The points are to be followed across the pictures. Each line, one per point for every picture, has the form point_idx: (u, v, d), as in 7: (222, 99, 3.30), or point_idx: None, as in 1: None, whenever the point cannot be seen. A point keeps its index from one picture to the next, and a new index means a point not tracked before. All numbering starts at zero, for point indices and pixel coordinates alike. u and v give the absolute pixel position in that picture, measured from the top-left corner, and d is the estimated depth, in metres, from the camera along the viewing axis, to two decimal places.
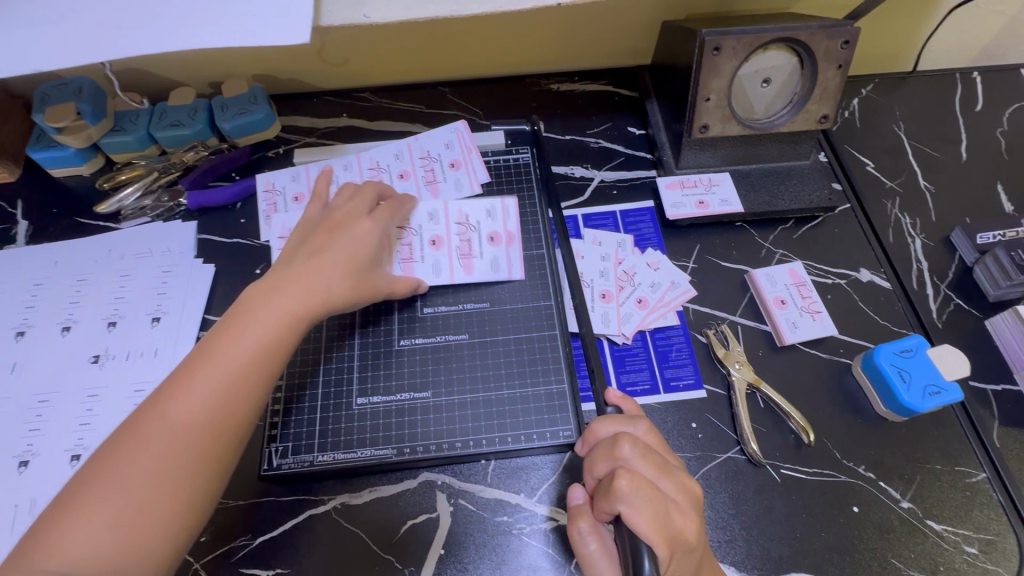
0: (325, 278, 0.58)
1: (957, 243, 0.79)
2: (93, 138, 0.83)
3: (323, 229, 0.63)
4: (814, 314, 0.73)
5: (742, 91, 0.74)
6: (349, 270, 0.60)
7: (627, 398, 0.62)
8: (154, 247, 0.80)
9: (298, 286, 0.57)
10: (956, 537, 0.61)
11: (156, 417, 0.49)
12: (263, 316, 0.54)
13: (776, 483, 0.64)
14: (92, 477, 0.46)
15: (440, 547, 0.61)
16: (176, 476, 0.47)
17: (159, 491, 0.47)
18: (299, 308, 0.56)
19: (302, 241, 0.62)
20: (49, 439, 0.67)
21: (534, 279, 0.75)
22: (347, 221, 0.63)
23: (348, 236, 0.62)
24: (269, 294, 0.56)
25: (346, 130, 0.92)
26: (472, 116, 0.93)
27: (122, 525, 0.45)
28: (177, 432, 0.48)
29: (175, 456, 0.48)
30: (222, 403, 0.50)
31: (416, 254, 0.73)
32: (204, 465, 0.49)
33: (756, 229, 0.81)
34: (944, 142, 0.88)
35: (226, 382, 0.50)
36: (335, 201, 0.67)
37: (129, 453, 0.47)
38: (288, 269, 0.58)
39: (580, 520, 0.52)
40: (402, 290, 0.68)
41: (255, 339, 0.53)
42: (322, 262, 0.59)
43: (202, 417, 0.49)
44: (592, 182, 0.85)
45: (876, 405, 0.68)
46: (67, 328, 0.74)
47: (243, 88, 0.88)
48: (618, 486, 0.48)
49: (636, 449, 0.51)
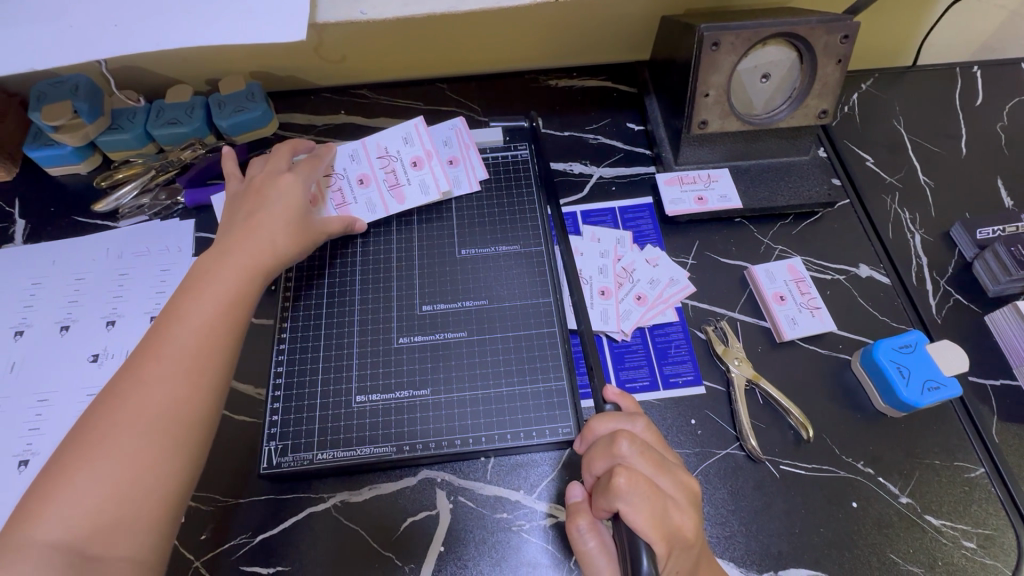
0: (271, 240, 0.62)
1: (957, 239, 0.79)
2: (90, 136, 0.83)
3: (253, 195, 0.66)
4: (813, 310, 0.73)
5: (741, 87, 0.74)
6: (292, 230, 0.65)
7: (625, 395, 0.62)
8: (152, 246, 0.80)
9: (245, 250, 0.61)
10: (954, 532, 0.61)
11: (127, 389, 0.50)
12: (213, 280, 0.58)
13: (775, 479, 0.64)
14: (71, 454, 0.48)
15: (440, 543, 0.61)
16: (153, 442, 0.49)
17: (138, 459, 0.48)
18: (248, 269, 0.60)
19: (235, 212, 0.66)
20: (49, 438, 0.67)
21: (535, 275, 0.74)
22: (276, 181, 0.67)
23: (279, 196, 0.66)
24: (220, 254, 0.60)
25: (344, 127, 0.92)
26: (471, 113, 0.92)
27: (106, 496, 0.47)
28: (149, 398, 0.50)
29: (154, 412, 0.50)
30: (189, 367, 0.52)
31: (350, 197, 0.76)
32: (178, 429, 0.50)
33: (756, 225, 0.81)
34: (944, 137, 0.88)
35: (193, 338, 0.54)
36: (253, 170, 0.70)
37: (105, 425, 0.49)
38: (231, 238, 0.62)
39: (579, 517, 0.53)
40: (338, 229, 0.70)
41: (211, 304, 0.56)
42: (261, 226, 0.63)
43: (173, 381, 0.51)
44: (591, 179, 0.85)
45: (875, 401, 0.68)
46: (66, 327, 0.74)
47: (240, 85, 0.87)
48: (617, 483, 0.48)
49: (635, 446, 0.51)
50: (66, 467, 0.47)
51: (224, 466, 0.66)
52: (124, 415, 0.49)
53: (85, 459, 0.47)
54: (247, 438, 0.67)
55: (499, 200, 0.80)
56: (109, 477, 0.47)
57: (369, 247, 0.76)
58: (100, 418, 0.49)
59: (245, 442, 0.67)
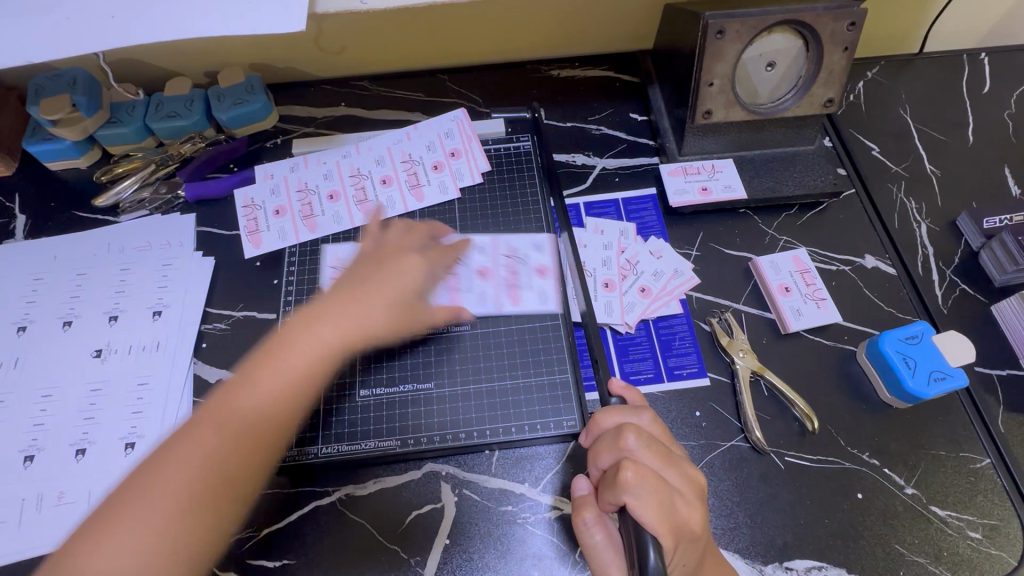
0: (376, 310, 0.58)
1: (963, 228, 0.78)
2: (89, 130, 0.83)
3: (376, 260, 0.63)
4: (819, 301, 0.73)
5: (745, 75, 0.73)
6: (400, 302, 0.60)
7: (631, 388, 0.62)
8: (154, 241, 0.80)
9: (357, 315, 0.56)
10: (960, 522, 0.61)
11: (186, 447, 0.47)
12: (302, 344, 0.53)
13: (780, 470, 0.64)
14: (113, 513, 0.45)
15: (445, 536, 0.62)
16: (203, 511, 0.46)
17: (177, 533, 0.45)
18: (331, 344, 0.54)
19: (352, 272, 0.62)
20: (53, 434, 0.67)
21: (533, 278, 0.73)
22: (403, 256, 0.64)
23: (401, 268, 0.62)
24: (313, 320, 0.55)
25: (344, 118, 0.91)
26: (472, 104, 0.91)
27: (138, 564, 0.43)
28: (208, 465, 0.47)
29: (195, 487, 0.46)
30: (251, 439, 0.49)
31: (317, 210, 0.78)
32: (222, 498, 0.47)
33: (760, 215, 0.80)
34: (951, 125, 0.87)
35: (255, 412, 0.50)
36: (391, 234, 0.68)
37: (152, 488, 0.45)
38: (343, 296, 0.58)
39: (585, 510, 0.52)
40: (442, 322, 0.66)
41: (291, 373, 0.52)
42: (378, 291, 0.59)
43: (235, 453, 0.48)
44: (594, 170, 0.84)
45: (881, 392, 0.68)
46: (68, 323, 0.74)
47: (239, 77, 0.87)
48: (624, 477, 0.48)
49: (641, 440, 0.51)
50: (109, 519, 0.44)
51: None
52: (179, 475, 0.46)
53: (130, 511, 0.45)
54: None
55: (501, 192, 0.80)
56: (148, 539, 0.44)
57: None
58: (155, 473, 0.46)
59: None
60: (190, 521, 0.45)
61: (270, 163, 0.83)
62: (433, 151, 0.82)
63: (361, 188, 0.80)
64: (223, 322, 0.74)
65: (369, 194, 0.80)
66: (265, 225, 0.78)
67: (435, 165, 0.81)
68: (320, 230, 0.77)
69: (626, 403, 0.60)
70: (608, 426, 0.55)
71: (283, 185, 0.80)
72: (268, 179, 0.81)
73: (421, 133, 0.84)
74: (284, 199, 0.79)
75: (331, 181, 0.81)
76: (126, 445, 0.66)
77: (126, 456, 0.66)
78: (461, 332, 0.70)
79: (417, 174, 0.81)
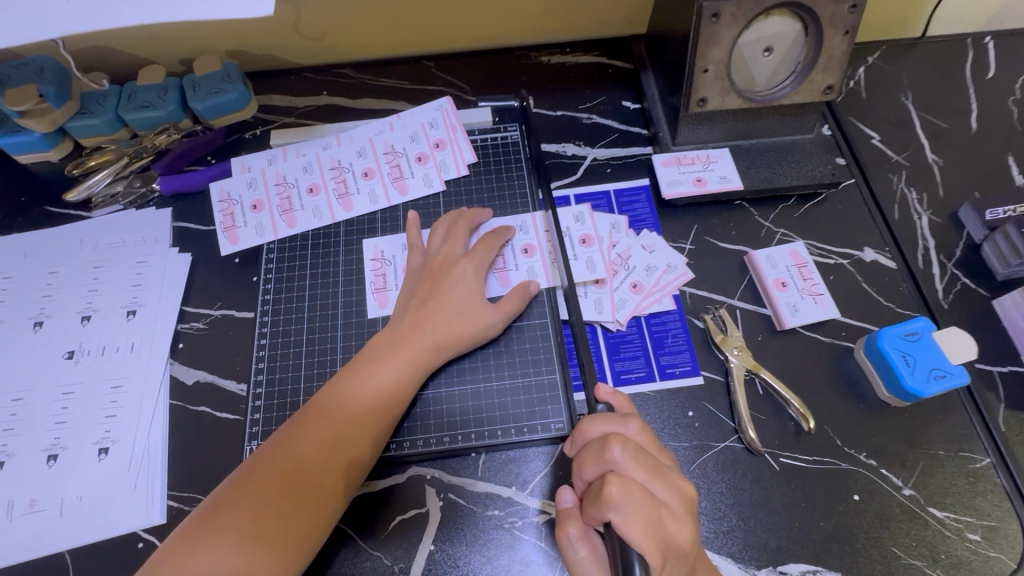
0: (438, 330, 0.63)
1: (965, 220, 0.76)
2: (59, 121, 0.79)
3: (430, 275, 0.67)
4: (816, 297, 0.70)
5: (742, 61, 0.70)
6: (462, 320, 0.64)
7: (618, 394, 0.59)
8: (128, 237, 0.77)
9: (420, 339, 0.63)
10: (959, 524, 0.60)
11: (284, 453, 0.55)
12: (380, 368, 0.61)
13: (774, 472, 0.62)
14: (236, 496, 0.53)
15: (430, 542, 0.60)
16: (298, 509, 0.53)
17: (285, 516, 0.52)
18: (408, 363, 0.61)
19: (412, 290, 0.67)
20: (24, 440, 0.64)
21: (520, 257, 0.72)
22: (454, 267, 0.67)
23: (457, 281, 0.66)
24: (393, 342, 0.63)
25: (326, 107, 0.87)
26: (459, 92, 0.88)
27: (252, 535, 0.51)
28: (303, 470, 0.54)
29: (299, 480, 0.54)
30: (336, 450, 0.56)
31: (297, 206, 0.76)
32: (322, 493, 0.54)
33: (757, 207, 0.77)
34: (953, 112, 0.84)
35: (350, 422, 0.57)
36: (433, 244, 0.70)
37: (264, 478, 0.54)
38: (409, 320, 0.64)
39: (569, 524, 0.50)
40: (516, 311, 0.67)
41: (368, 393, 0.59)
42: (440, 311, 0.64)
43: (324, 460, 0.55)
44: (585, 161, 0.81)
45: (879, 390, 0.66)
46: (39, 323, 0.71)
47: (216, 65, 0.83)
48: (608, 492, 0.46)
49: (627, 451, 0.49)
50: (217, 511, 0.52)
51: (205, 465, 0.64)
52: (279, 477, 0.54)
53: (237, 504, 0.52)
54: (228, 435, 0.65)
55: (487, 184, 0.77)
56: (248, 530, 0.51)
57: (352, 235, 0.75)
58: (257, 473, 0.54)
59: (226, 439, 0.65)
60: (284, 520, 0.52)
61: (248, 155, 0.80)
62: (416, 142, 0.79)
63: (340, 181, 0.77)
64: (200, 321, 0.72)
65: (350, 188, 0.77)
66: (241, 220, 0.75)
67: (419, 156, 0.78)
68: (299, 225, 0.75)
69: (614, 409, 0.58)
70: (593, 435, 0.53)
71: (261, 178, 0.77)
72: (245, 172, 0.78)
73: (405, 123, 0.81)
74: (262, 193, 0.77)
75: (310, 173, 0.78)
76: (100, 451, 0.64)
77: (100, 461, 0.64)
78: (519, 327, 0.69)
79: (399, 166, 0.78)
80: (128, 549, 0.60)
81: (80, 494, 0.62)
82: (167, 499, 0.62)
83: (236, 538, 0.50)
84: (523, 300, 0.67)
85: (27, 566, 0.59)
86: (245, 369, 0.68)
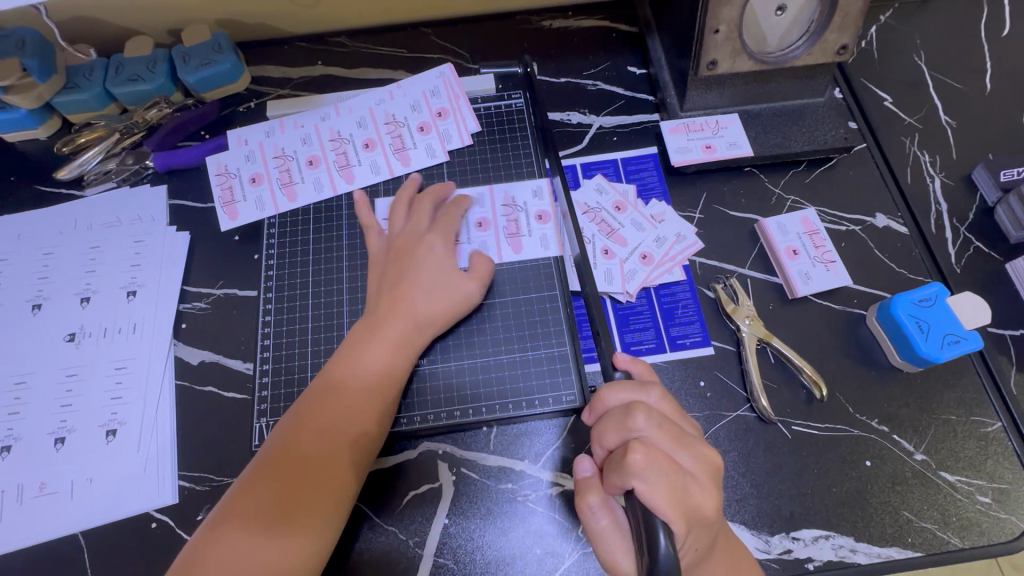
0: (415, 307, 0.62)
1: (978, 182, 0.74)
2: (45, 97, 0.76)
3: (395, 257, 0.65)
4: (828, 264, 0.69)
5: (754, 21, 0.67)
6: (443, 302, 0.63)
7: (637, 361, 0.59)
8: (124, 216, 0.75)
9: (401, 316, 0.61)
10: (969, 487, 0.60)
11: (280, 465, 0.54)
12: (365, 361, 0.59)
13: (786, 439, 0.62)
14: (238, 508, 0.52)
15: (445, 516, 0.60)
16: (313, 502, 0.53)
17: (294, 518, 0.52)
18: (395, 349, 0.60)
19: (381, 272, 0.65)
20: (29, 424, 0.64)
21: (535, 224, 0.71)
22: (421, 245, 0.65)
23: (426, 260, 0.64)
24: (376, 327, 0.61)
25: (322, 78, 0.84)
26: (459, 59, 0.85)
27: (262, 543, 0.50)
28: (308, 475, 0.53)
29: (301, 482, 0.53)
30: (335, 444, 0.55)
31: (298, 178, 0.74)
32: (330, 489, 0.54)
33: (767, 173, 0.76)
34: (968, 72, 0.82)
35: (344, 415, 0.56)
36: (396, 223, 0.68)
37: (267, 485, 0.53)
38: (386, 301, 0.62)
39: (590, 494, 0.50)
40: (487, 276, 0.66)
41: (354, 377, 0.58)
42: (416, 289, 0.62)
43: (325, 467, 0.54)
44: (591, 129, 0.79)
45: (891, 356, 0.65)
46: (37, 306, 0.69)
47: (205, 35, 0.80)
48: (633, 460, 0.46)
49: (651, 420, 0.49)
50: (217, 536, 0.51)
51: (217, 444, 0.63)
52: (287, 477, 0.53)
53: (245, 513, 0.51)
54: (236, 415, 0.64)
55: (490, 155, 0.75)
56: (257, 550, 0.50)
57: (355, 209, 0.73)
58: (257, 489, 0.53)
59: (235, 417, 0.64)
60: (295, 533, 0.51)
61: (245, 128, 0.77)
62: (418, 111, 0.77)
63: (341, 152, 0.75)
64: (203, 300, 0.70)
65: (350, 161, 0.74)
66: (240, 195, 0.73)
67: (421, 126, 0.76)
68: (299, 199, 0.73)
69: (632, 376, 0.57)
70: (613, 403, 0.53)
71: (259, 150, 0.75)
72: (242, 145, 0.76)
73: (406, 92, 0.78)
74: (261, 166, 0.74)
75: (309, 145, 0.75)
76: (108, 433, 0.63)
77: (108, 444, 0.63)
78: (522, 298, 0.68)
79: (401, 136, 0.76)
80: (143, 530, 0.60)
81: (90, 476, 0.62)
82: (179, 479, 0.62)
83: (243, 561, 0.49)
84: (489, 263, 0.66)
85: (44, 547, 0.59)
86: (250, 348, 0.67)
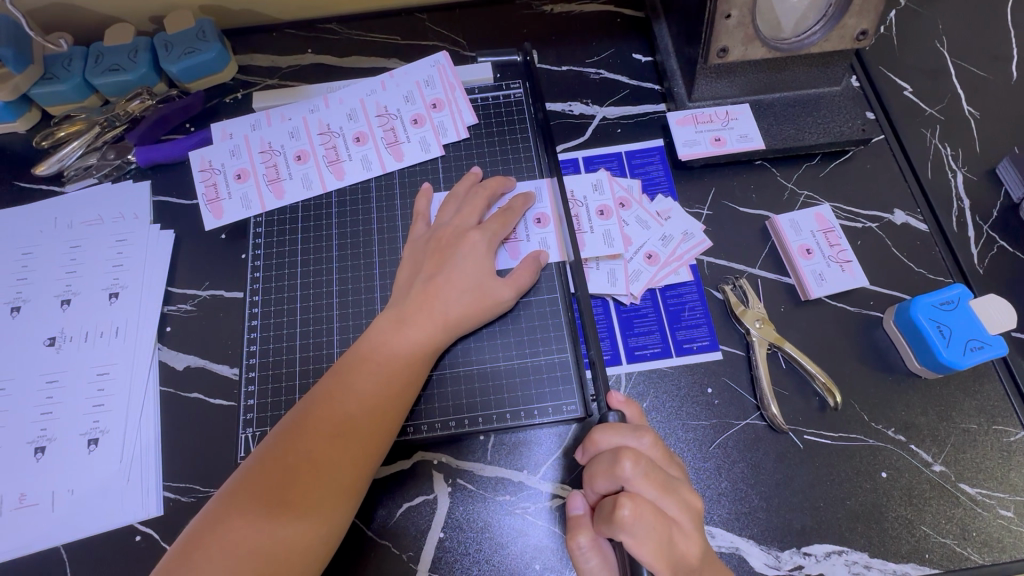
0: (447, 310, 0.59)
1: (1003, 177, 0.70)
2: (22, 88, 0.72)
3: (435, 248, 0.62)
4: (843, 264, 0.66)
5: (769, 5, 0.63)
6: (472, 298, 0.60)
7: (631, 403, 0.56)
8: (105, 213, 0.71)
9: (439, 308, 0.59)
10: (991, 501, 0.57)
11: (292, 451, 0.51)
12: (387, 353, 0.57)
13: (798, 449, 0.59)
14: (244, 492, 0.49)
15: (440, 530, 0.57)
16: (331, 494, 0.50)
17: (303, 504, 0.49)
18: (420, 342, 0.58)
19: (417, 265, 0.62)
20: (7, 433, 0.61)
21: (595, 220, 0.68)
22: (462, 239, 0.62)
23: (464, 256, 0.61)
24: (401, 318, 0.59)
25: (312, 67, 0.81)
26: (455, 47, 0.81)
27: (267, 529, 0.48)
28: (321, 463, 0.51)
29: (313, 468, 0.51)
30: (351, 435, 0.53)
31: (286, 174, 0.70)
32: (343, 479, 0.51)
33: (779, 167, 0.72)
34: (992, 59, 0.77)
35: (363, 406, 0.54)
36: (444, 216, 0.65)
37: (276, 470, 0.50)
38: (414, 298, 0.59)
39: (580, 534, 0.49)
40: (527, 284, 0.62)
41: (383, 368, 0.56)
42: (447, 288, 0.59)
43: (340, 456, 0.52)
44: (594, 120, 0.75)
45: (909, 362, 0.62)
46: (16, 309, 0.66)
47: (189, 22, 0.76)
48: (621, 515, 0.44)
49: (639, 468, 0.46)
50: (218, 521, 0.48)
51: (202, 453, 0.61)
52: (297, 472, 0.50)
53: (245, 508, 0.48)
54: (223, 423, 0.62)
55: (489, 149, 0.72)
56: (262, 536, 0.47)
57: (345, 207, 0.69)
58: (265, 474, 0.50)
59: (222, 425, 0.62)
60: (303, 521, 0.49)
61: (229, 121, 0.74)
62: (412, 103, 0.73)
63: (330, 146, 0.71)
64: (188, 302, 0.67)
65: (340, 156, 0.71)
66: (225, 192, 0.70)
67: (414, 119, 0.72)
68: (287, 196, 0.70)
69: (625, 418, 0.55)
70: (605, 445, 0.51)
71: (245, 145, 0.72)
72: (227, 139, 0.72)
73: (399, 82, 0.74)
74: (247, 162, 0.71)
75: (297, 139, 0.72)
76: (90, 442, 0.61)
77: (90, 453, 0.61)
78: (527, 303, 0.65)
79: (393, 130, 0.72)
80: (126, 543, 0.57)
81: (71, 487, 0.59)
82: (163, 490, 0.59)
83: (247, 546, 0.47)
84: (534, 273, 0.63)
85: (24, 561, 0.57)
86: (237, 352, 0.65)
